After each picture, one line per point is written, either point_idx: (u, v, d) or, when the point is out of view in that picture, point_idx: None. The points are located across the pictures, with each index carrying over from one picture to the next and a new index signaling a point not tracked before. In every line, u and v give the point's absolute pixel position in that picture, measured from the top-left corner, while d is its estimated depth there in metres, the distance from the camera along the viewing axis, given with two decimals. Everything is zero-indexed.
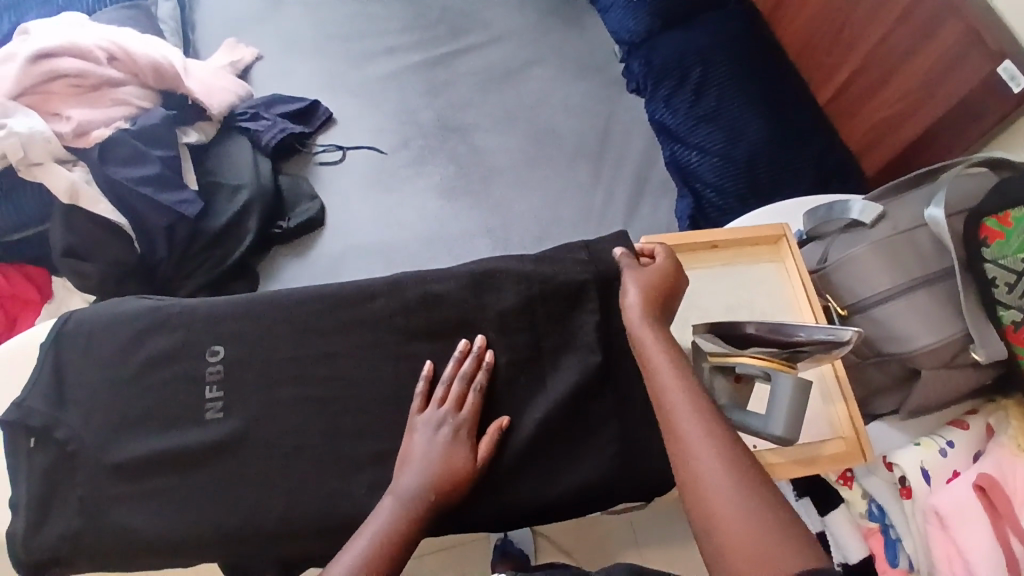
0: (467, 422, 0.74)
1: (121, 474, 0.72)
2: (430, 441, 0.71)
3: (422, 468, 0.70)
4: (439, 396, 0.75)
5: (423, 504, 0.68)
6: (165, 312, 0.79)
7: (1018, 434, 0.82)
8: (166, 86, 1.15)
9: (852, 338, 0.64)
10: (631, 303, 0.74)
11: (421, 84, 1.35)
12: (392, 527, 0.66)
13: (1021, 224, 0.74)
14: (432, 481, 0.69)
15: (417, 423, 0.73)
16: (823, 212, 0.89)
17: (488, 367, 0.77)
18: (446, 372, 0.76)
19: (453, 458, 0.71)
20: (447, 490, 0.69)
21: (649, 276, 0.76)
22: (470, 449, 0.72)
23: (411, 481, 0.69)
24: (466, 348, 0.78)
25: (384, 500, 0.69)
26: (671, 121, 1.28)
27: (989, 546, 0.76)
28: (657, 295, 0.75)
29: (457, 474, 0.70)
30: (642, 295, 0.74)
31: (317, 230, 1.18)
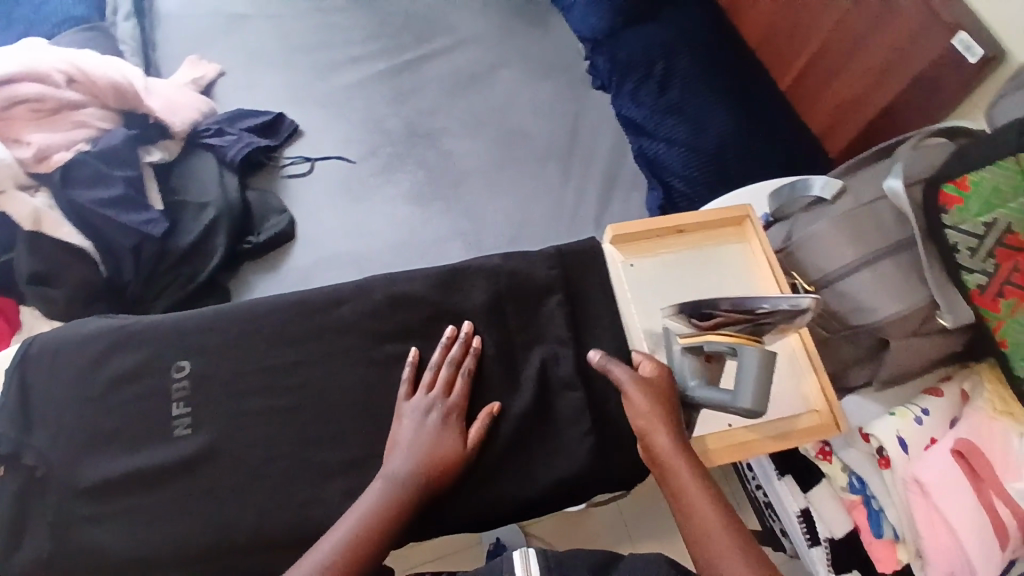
0: (456, 406, 0.74)
1: (91, 494, 0.71)
2: (420, 425, 0.72)
3: (411, 453, 0.70)
4: (426, 381, 0.75)
5: (411, 488, 0.68)
6: (130, 328, 0.78)
7: (994, 399, 0.83)
8: (127, 106, 1.14)
9: (810, 306, 0.66)
10: (651, 419, 0.71)
11: (387, 92, 1.35)
12: (379, 510, 0.66)
13: (978, 189, 0.74)
14: (422, 465, 0.69)
15: (405, 408, 0.74)
16: (787, 191, 0.91)
17: (475, 353, 0.78)
18: (434, 358, 0.77)
19: (443, 443, 0.71)
20: (437, 475, 0.70)
21: (655, 385, 0.73)
22: (460, 435, 0.73)
23: (401, 464, 0.69)
24: (452, 334, 0.78)
25: (374, 482, 0.69)
26: (637, 115, 1.28)
27: (973, 510, 0.76)
28: (667, 405, 0.72)
29: (448, 459, 0.71)
30: (656, 408, 0.72)
31: (288, 243, 1.17)
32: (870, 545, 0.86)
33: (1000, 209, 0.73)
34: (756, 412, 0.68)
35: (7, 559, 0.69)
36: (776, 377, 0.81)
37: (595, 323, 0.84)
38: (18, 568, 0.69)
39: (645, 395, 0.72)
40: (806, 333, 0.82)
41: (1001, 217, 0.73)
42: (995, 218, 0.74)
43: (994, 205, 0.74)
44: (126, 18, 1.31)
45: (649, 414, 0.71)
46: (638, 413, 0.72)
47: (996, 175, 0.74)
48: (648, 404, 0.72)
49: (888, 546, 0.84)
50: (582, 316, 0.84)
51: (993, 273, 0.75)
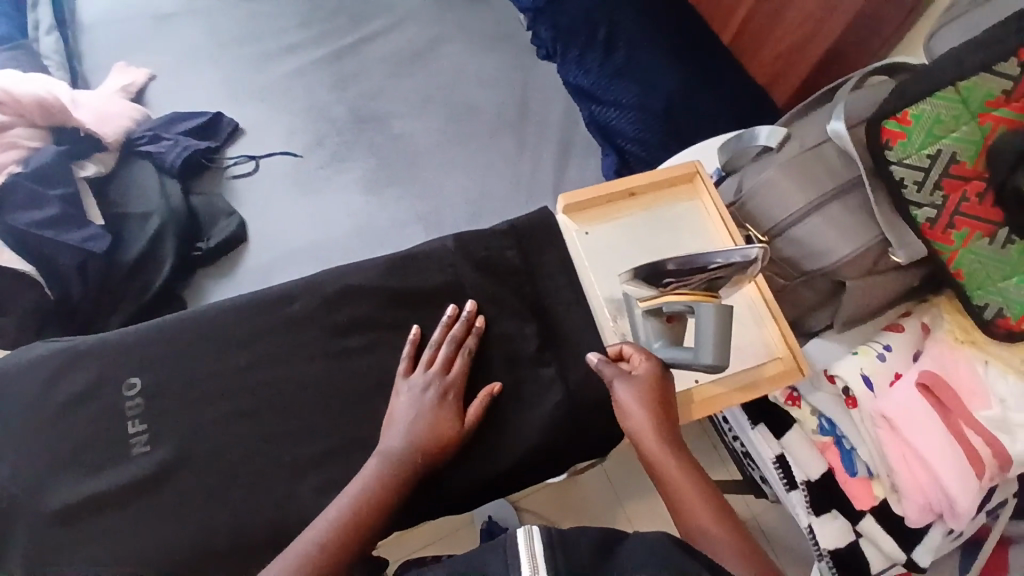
0: (455, 384, 0.73)
1: (55, 523, 0.68)
2: (417, 402, 0.71)
3: (407, 429, 0.70)
4: (425, 358, 0.75)
5: (407, 466, 0.67)
6: (78, 349, 0.75)
7: (955, 327, 0.85)
8: (56, 122, 1.10)
9: (760, 255, 0.66)
10: (645, 424, 0.69)
11: (328, 79, 1.31)
12: (375, 486, 0.66)
13: (919, 122, 0.74)
14: (418, 444, 0.69)
15: (403, 385, 0.73)
16: (735, 143, 0.91)
17: (477, 332, 0.77)
18: (434, 336, 0.76)
19: (440, 422, 0.70)
20: (430, 455, 0.69)
21: (649, 388, 0.71)
22: (456, 413, 0.72)
23: (397, 442, 0.69)
24: (455, 312, 0.77)
25: (369, 460, 0.68)
26: (585, 82, 1.24)
27: (943, 439, 0.79)
28: (657, 403, 0.70)
29: (443, 438, 0.70)
30: (649, 409, 0.69)
31: (241, 245, 1.14)
32: (845, 483, 0.87)
33: (942, 139, 0.73)
34: (717, 368, 0.69)
35: None
36: (739, 327, 0.81)
37: (556, 294, 0.83)
38: None
39: (640, 400, 0.70)
40: (762, 281, 0.82)
41: (944, 147, 0.74)
42: (939, 149, 0.74)
43: (937, 136, 0.73)
44: (48, 32, 1.25)
45: (643, 418, 0.69)
46: (632, 419, 0.70)
47: (936, 106, 0.73)
48: (643, 408, 0.69)
49: (863, 482, 0.86)
50: (540, 288, 0.83)
51: (941, 205, 0.75)
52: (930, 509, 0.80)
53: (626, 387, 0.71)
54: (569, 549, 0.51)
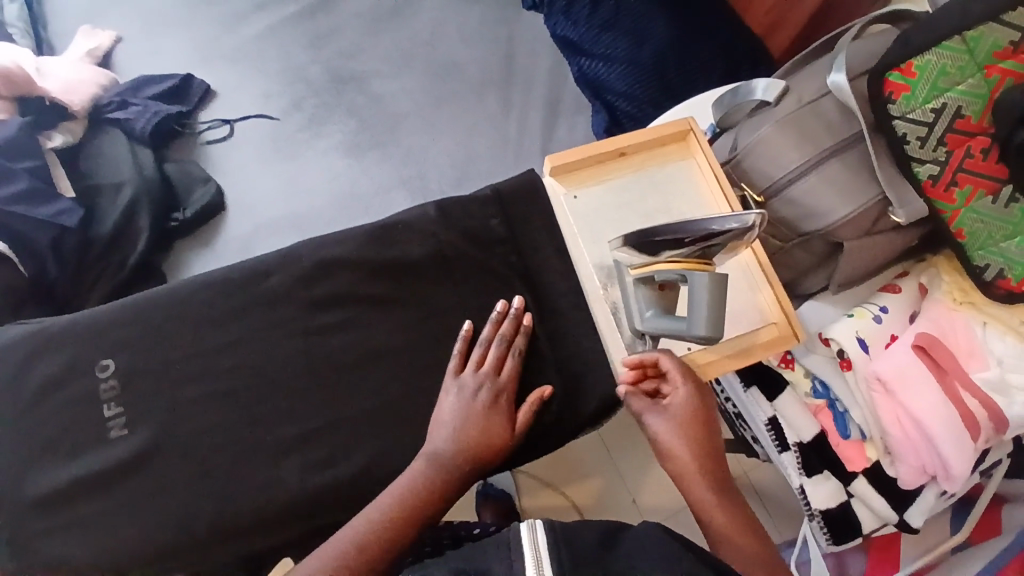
0: (506, 387, 0.72)
1: (40, 507, 0.68)
2: (468, 404, 0.69)
3: (457, 432, 0.68)
4: (475, 357, 0.72)
5: (453, 469, 0.66)
6: (47, 331, 0.73)
7: (952, 288, 0.83)
8: (20, 92, 1.04)
9: (756, 223, 0.63)
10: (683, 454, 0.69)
11: (302, 36, 1.25)
12: (419, 486, 0.65)
13: (924, 73, 0.70)
14: (467, 448, 0.67)
15: (453, 383, 0.71)
16: (730, 98, 0.86)
17: (527, 332, 0.75)
18: (484, 333, 0.74)
19: (490, 428, 0.69)
20: (479, 460, 0.68)
21: (691, 415, 0.70)
22: (506, 418, 0.70)
23: (445, 446, 0.67)
24: (503, 309, 0.75)
25: (415, 461, 0.67)
26: (573, 34, 1.18)
27: (940, 401, 0.78)
28: (695, 425, 0.70)
29: (491, 445, 0.68)
30: (685, 432, 0.70)
31: (220, 214, 1.10)
32: (839, 446, 0.86)
33: (949, 91, 0.70)
34: (711, 342, 0.67)
35: None
36: (732, 293, 0.79)
37: (544, 264, 0.80)
38: None
39: (681, 435, 0.70)
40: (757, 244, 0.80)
41: (951, 100, 0.70)
42: (945, 102, 0.70)
43: (943, 88, 0.70)
44: None
45: (682, 453, 0.69)
46: (673, 455, 0.70)
47: (943, 56, 0.69)
48: (684, 444, 0.69)
49: (857, 445, 0.85)
50: (527, 258, 0.80)
51: (944, 161, 0.72)
52: (924, 471, 0.81)
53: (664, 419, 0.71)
54: (570, 542, 0.54)
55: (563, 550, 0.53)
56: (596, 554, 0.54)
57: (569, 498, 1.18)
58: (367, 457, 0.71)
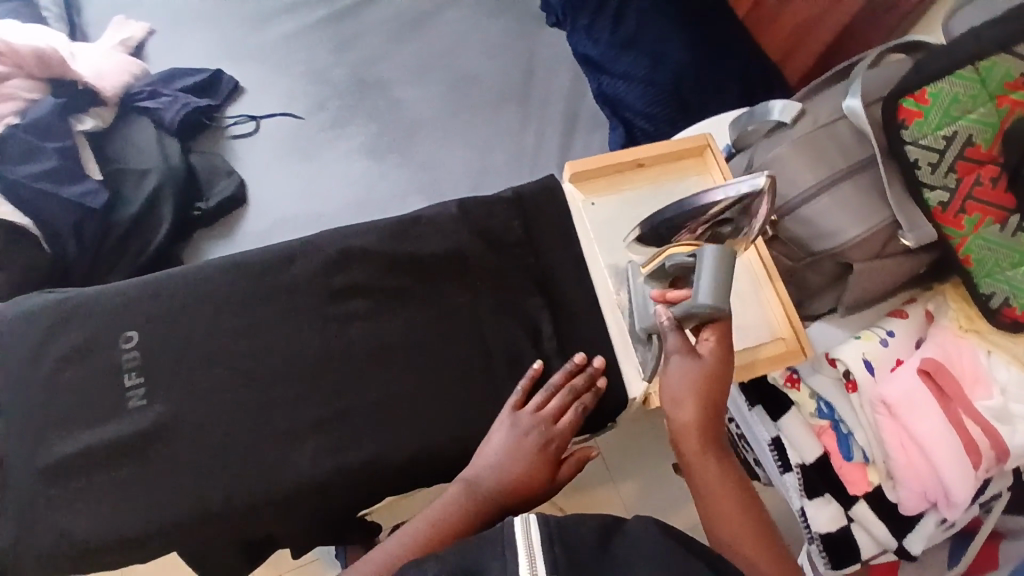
0: (559, 438, 0.71)
1: (50, 476, 0.69)
2: (520, 444, 0.70)
3: (500, 472, 0.69)
4: (541, 399, 0.73)
5: (489, 505, 0.67)
6: (70, 304, 0.75)
7: (959, 315, 0.85)
8: (53, 75, 1.07)
9: (765, 185, 0.68)
10: (687, 412, 0.65)
11: (329, 40, 1.27)
12: (453, 515, 0.66)
13: (937, 101, 0.72)
14: (505, 486, 0.68)
15: (511, 418, 0.72)
16: (746, 120, 0.88)
17: (599, 391, 0.74)
18: (555, 379, 0.74)
19: (534, 474, 0.69)
20: (513, 502, 0.69)
21: (709, 373, 0.65)
22: (551, 469, 0.71)
23: (486, 482, 0.68)
24: (580, 362, 0.75)
25: (453, 484, 0.69)
26: (593, 52, 1.20)
27: (942, 428, 0.79)
28: (709, 385, 0.65)
29: (527, 491, 0.69)
30: (697, 386, 0.65)
31: (241, 208, 1.13)
32: (841, 469, 0.86)
33: (960, 120, 0.72)
34: (716, 311, 0.66)
35: None
36: (742, 308, 0.81)
37: (558, 269, 0.82)
38: None
39: (695, 389, 0.65)
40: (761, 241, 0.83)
41: (961, 128, 0.72)
42: (956, 130, 0.72)
43: (955, 116, 0.72)
44: None
45: (691, 410, 0.64)
46: (677, 411, 0.65)
47: (955, 85, 0.71)
48: (693, 403, 0.64)
49: (859, 468, 0.85)
50: (543, 263, 0.82)
51: (954, 188, 0.74)
52: (925, 498, 0.81)
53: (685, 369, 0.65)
54: (564, 537, 0.54)
55: (558, 548, 0.53)
56: (595, 551, 0.54)
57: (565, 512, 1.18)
58: (375, 447, 0.72)
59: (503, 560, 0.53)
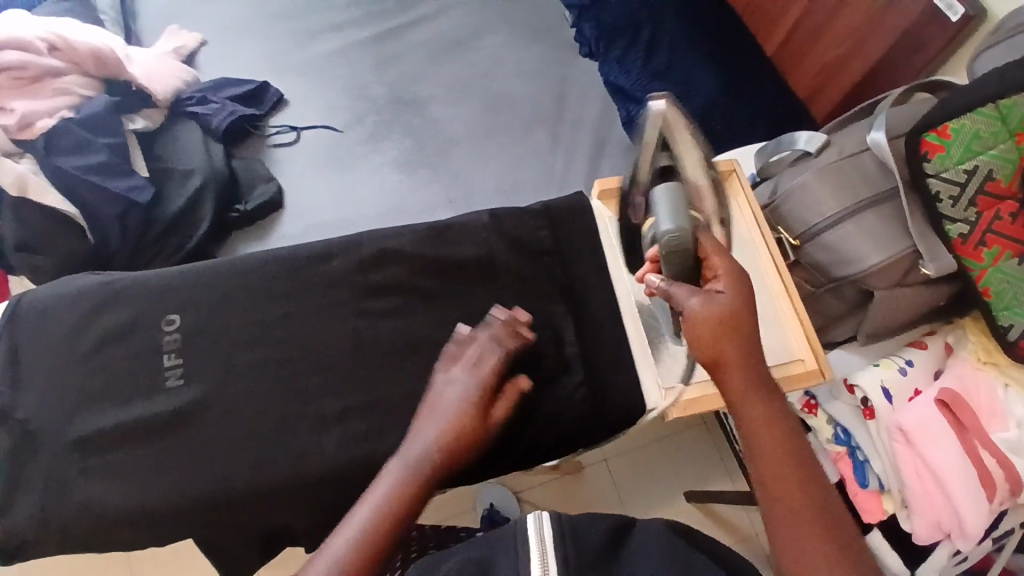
0: (490, 380, 0.70)
1: (86, 445, 0.75)
2: (454, 395, 0.68)
3: (441, 421, 0.67)
4: (461, 355, 0.72)
5: (436, 455, 0.65)
6: (116, 285, 0.82)
7: (977, 348, 0.86)
8: (109, 74, 1.12)
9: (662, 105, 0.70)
10: (722, 343, 0.62)
11: (371, 58, 1.32)
12: (411, 476, 0.64)
13: (959, 135, 0.74)
14: (445, 433, 0.66)
15: (444, 376, 0.70)
16: (773, 148, 0.92)
17: (525, 337, 0.75)
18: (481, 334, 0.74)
19: (472, 417, 0.67)
20: (459, 448, 0.66)
21: (737, 308, 0.63)
22: (487, 407, 0.68)
23: (421, 442, 0.66)
24: (502, 315, 0.76)
25: (404, 453, 0.66)
26: (625, 81, 1.25)
27: (958, 459, 0.79)
28: (739, 318, 0.63)
29: (470, 436, 0.66)
30: (729, 319, 0.62)
31: (277, 212, 1.17)
32: (857, 496, 0.86)
33: (982, 154, 0.74)
34: (684, 238, 0.64)
35: (12, 504, 0.74)
36: (764, 329, 0.82)
37: (582, 282, 0.85)
38: (25, 511, 0.73)
39: (729, 322, 0.62)
40: (779, 260, 0.85)
41: (983, 163, 0.75)
42: (977, 165, 0.75)
43: (976, 151, 0.74)
44: None
45: (727, 339, 0.62)
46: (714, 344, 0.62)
47: (976, 121, 0.74)
48: (729, 336, 0.62)
49: (875, 496, 0.86)
50: (569, 275, 0.85)
51: (974, 221, 0.76)
52: (939, 528, 0.81)
53: (715, 298, 0.63)
54: (578, 533, 0.55)
55: (571, 543, 0.54)
56: (598, 555, 0.54)
57: None
58: (398, 441, 0.75)
59: (515, 554, 0.54)
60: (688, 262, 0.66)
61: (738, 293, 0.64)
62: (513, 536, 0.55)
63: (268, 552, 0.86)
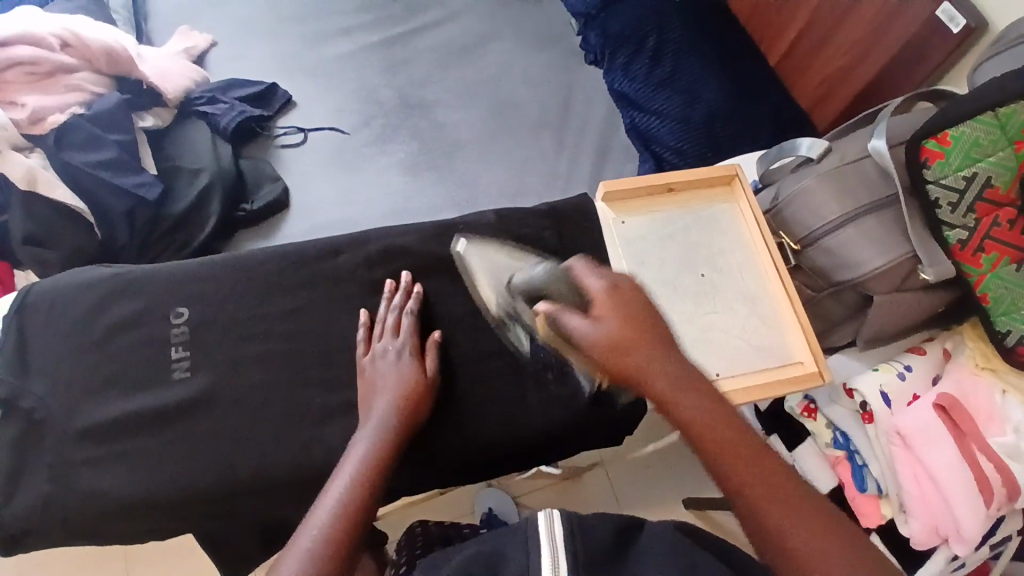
0: (410, 342, 0.78)
1: (93, 434, 0.76)
2: (390, 364, 0.75)
3: (385, 386, 0.73)
4: (379, 330, 0.79)
5: (396, 412, 0.71)
6: (125, 278, 0.83)
7: (976, 354, 0.87)
8: (120, 72, 1.13)
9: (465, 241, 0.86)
10: (628, 353, 0.56)
11: (379, 63, 1.34)
12: (382, 434, 0.68)
13: (958, 143, 0.76)
14: (396, 392, 0.73)
15: (374, 353, 0.77)
16: (775, 153, 0.93)
17: (417, 295, 0.82)
18: (388, 309, 0.81)
19: (410, 375, 0.75)
20: (408, 401, 0.73)
21: (627, 318, 0.57)
22: (418, 362, 0.76)
23: (378, 401, 0.72)
24: (393, 286, 0.82)
25: (362, 426, 0.70)
26: (629, 88, 1.27)
27: (956, 463, 0.80)
28: (633, 325, 0.57)
29: (415, 389, 0.74)
30: (623, 336, 0.56)
31: (283, 211, 1.18)
32: (855, 500, 0.88)
33: (981, 161, 0.75)
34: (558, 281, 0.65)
35: (17, 491, 0.74)
36: (764, 331, 0.84)
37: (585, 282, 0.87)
38: (29, 497, 0.74)
39: (624, 334, 0.56)
40: (778, 257, 0.85)
41: (982, 170, 0.76)
42: (976, 171, 0.76)
43: (976, 158, 0.75)
44: None
45: (639, 356, 0.55)
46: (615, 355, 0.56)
47: (975, 129, 0.75)
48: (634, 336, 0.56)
49: (872, 500, 0.87)
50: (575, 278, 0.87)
51: (972, 228, 0.77)
52: (937, 533, 0.81)
53: (612, 316, 0.57)
54: (584, 532, 0.55)
55: (578, 545, 0.54)
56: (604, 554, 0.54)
57: None
58: None
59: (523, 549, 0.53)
60: (571, 285, 0.62)
61: (627, 299, 0.58)
62: (521, 532, 0.55)
63: (269, 544, 0.86)
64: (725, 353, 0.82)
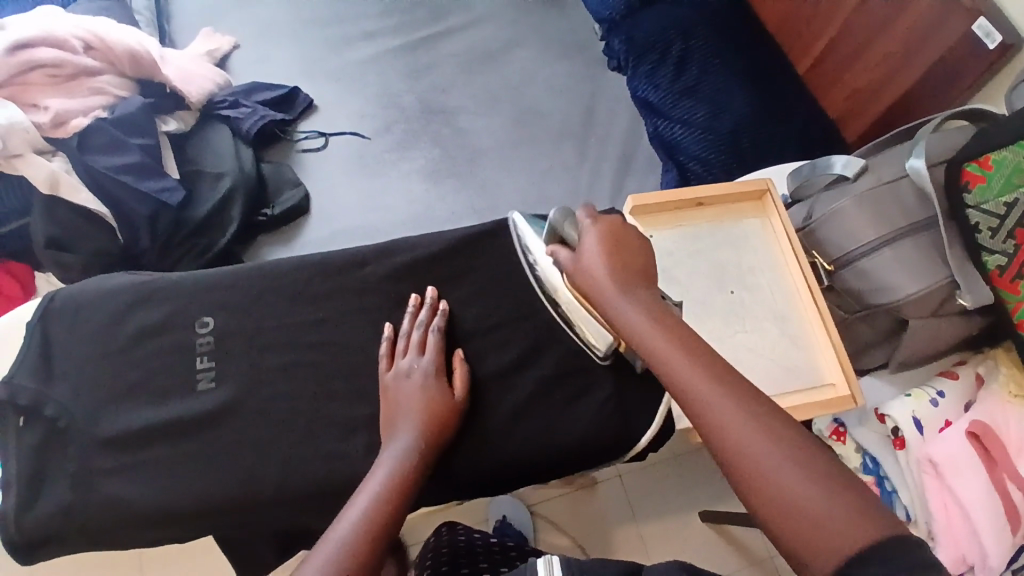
0: (435, 362, 0.77)
1: (115, 444, 0.76)
2: (415, 383, 0.75)
3: (409, 406, 0.73)
4: (403, 346, 0.78)
5: (421, 434, 0.71)
6: (150, 285, 0.83)
7: (1009, 382, 0.84)
8: (143, 74, 1.13)
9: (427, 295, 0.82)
10: (592, 265, 0.64)
11: (402, 67, 1.32)
12: (407, 460, 0.69)
13: (1000, 168, 0.74)
14: (420, 413, 0.73)
15: (397, 369, 0.76)
16: (808, 171, 0.91)
17: (442, 311, 0.81)
18: (413, 323, 0.80)
19: (437, 396, 0.74)
20: (433, 421, 0.73)
21: (609, 239, 0.66)
22: (445, 383, 0.76)
23: (403, 422, 0.72)
24: (418, 300, 0.82)
25: (387, 445, 0.71)
26: (654, 96, 1.25)
27: (986, 493, 0.78)
28: (612, 244, 0.65)
29: (439, 411, 0.74)
30: (600, 253, 0.64)
31: (303, 216, 1.18)
32: None
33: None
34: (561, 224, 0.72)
35: (37, 500, 0.74)
36: (793, 352, 0.82)
37: None
38: (49, 508, 0.73)
39: (596, 253, 0.65)
40: (812, 278, 0.84)
41: None
42: (1018, 197, 0.73)
43: (1017, 184, 0.73)
44: None
45: (602, 278, 0.63)
46: (587, 270, 0.64)
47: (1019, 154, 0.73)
48: (599, 256, 0.64)
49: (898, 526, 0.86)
50: None
51: (1013, 254, 0.75)
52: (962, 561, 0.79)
53: (591, 238, 0.66)
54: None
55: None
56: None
57: (578, 541, 1.19)
58: None
59: None
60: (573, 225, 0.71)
61: (609, 229, 0.67)
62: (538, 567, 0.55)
63: (287, 554, 0.86)
64: (755, 374, 0.80)
